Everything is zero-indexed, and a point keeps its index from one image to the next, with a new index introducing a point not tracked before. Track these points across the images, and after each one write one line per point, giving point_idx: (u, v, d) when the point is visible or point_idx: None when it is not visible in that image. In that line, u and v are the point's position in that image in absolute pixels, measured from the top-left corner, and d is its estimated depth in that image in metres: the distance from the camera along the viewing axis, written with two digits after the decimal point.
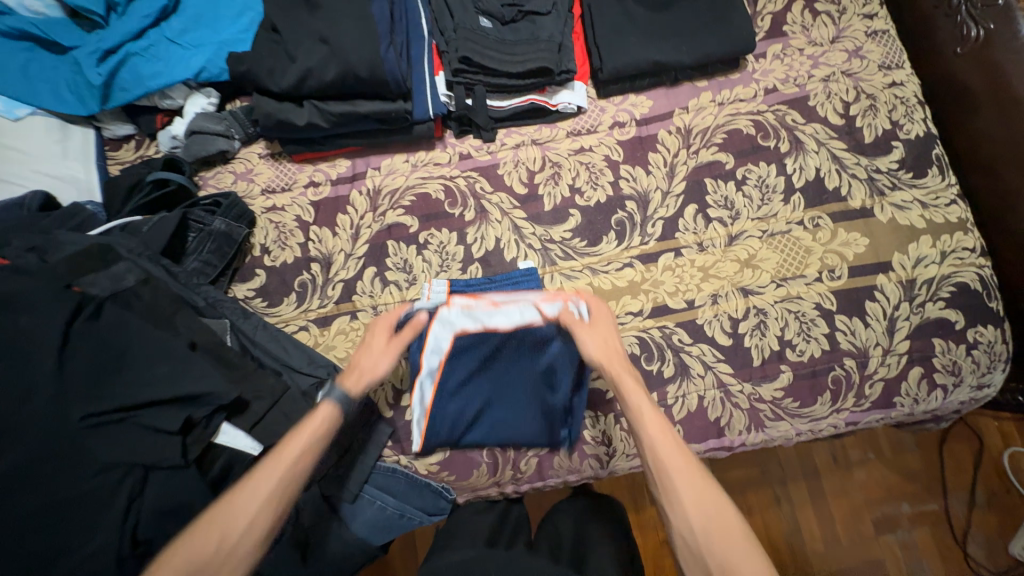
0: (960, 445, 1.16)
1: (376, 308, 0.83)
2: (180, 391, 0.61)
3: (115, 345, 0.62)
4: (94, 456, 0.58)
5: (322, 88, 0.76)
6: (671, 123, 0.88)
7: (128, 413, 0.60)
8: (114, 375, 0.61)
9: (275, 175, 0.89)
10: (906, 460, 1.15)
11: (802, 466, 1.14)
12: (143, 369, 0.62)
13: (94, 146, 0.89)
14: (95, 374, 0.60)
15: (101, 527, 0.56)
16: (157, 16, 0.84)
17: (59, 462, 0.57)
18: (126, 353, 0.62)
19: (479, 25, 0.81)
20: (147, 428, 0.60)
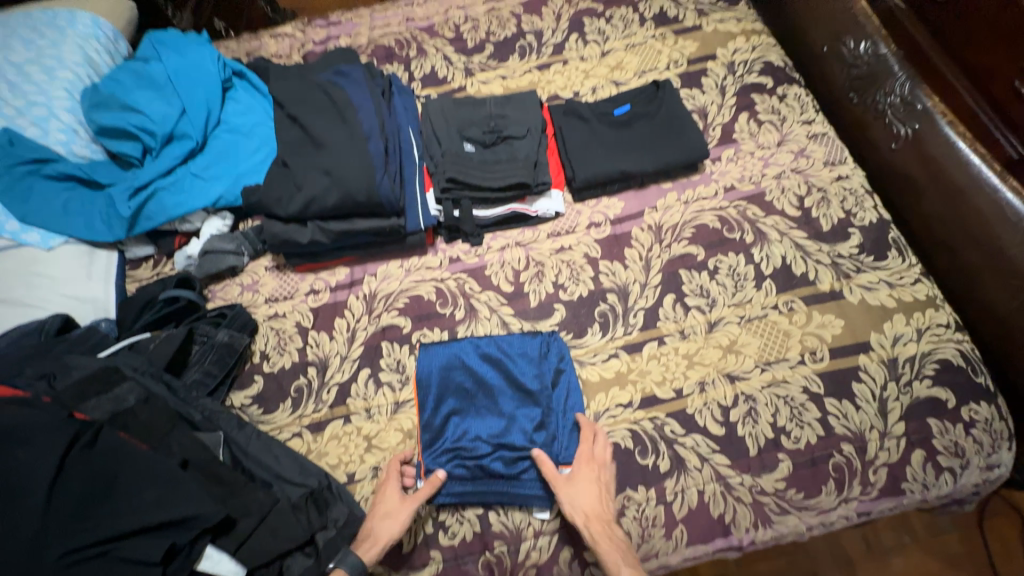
0: (1000, 525, 1.07)
1: (369, 411, 0.84)
2: (165, 517, 0.61)
3: (106, 472, 0.63)
4: None
5: (323, 211, 0.85)
6: (642, 221, 0.96)
7: (111, 544, 0.59)
8: (102, 504, 0.61)
9: (279, 285, 0.96)
10: (944, 544, 1.06)
11: (831, 555, 1.05)
12: (133, 494, 0.62)
13: (116, 267, 0.97)
14: (83, 503, 0.60)
15: None
16: (186, 156, 0.96)
17: None
18: (117, 479, 0.63)
19: (464, 150, 0.93)
20: (128, 560, 0.58)
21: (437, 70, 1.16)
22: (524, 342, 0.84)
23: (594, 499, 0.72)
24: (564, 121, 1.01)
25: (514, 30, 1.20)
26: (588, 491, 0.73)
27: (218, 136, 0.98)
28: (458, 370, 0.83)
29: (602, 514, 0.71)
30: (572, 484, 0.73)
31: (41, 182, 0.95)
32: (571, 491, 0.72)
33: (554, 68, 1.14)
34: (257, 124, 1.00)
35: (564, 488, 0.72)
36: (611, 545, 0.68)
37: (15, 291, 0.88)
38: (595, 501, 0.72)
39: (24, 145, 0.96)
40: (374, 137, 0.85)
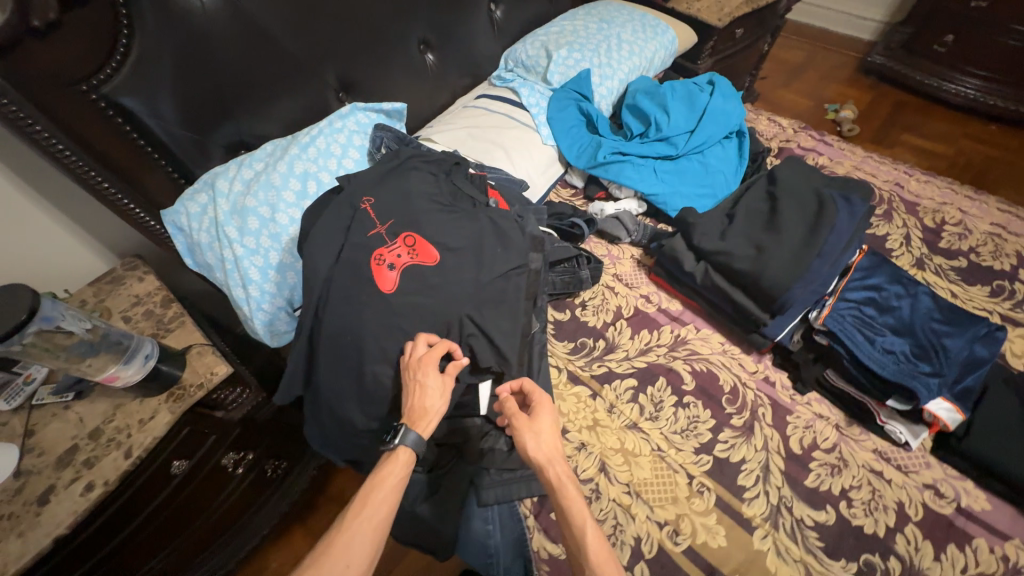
0: None
1: (612, 406, 0.95)
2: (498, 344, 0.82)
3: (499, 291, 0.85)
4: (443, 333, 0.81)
5: (726, 266, 0.95)
6: (1000, 544, 0.77)
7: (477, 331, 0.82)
8: (490, 308, 0.84)
9: (630, 273, 1.13)
10: None
11: None
12: (498, 316, 0.84)
13: (554, 181, 1.32)
14: (485, 301, 0.84)
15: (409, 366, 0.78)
16: (659, 155, 1.22)
17: (426, 322, 0.80)
18: (501, 300, 0.85)
19: (878, 326, 0.88)
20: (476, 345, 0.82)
21: (889, 239, 1.13)
22: (923, 320, 0.89)
23: (551, 439, 0.71)
24: (998, 388, 0.87)
25: (1005, 267, 1.07)
26: (539, 432, 0.71)
27: (688, 159, 1.20)
28: (861, 287, 0.93)
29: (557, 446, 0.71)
30: (529, 429, 0.72)
31: (574, 108, 1.35)
32: (529, 431, 0.72)
33: (1022, 331, 0.97)
34: (721, 171, 1.18)
35: (518, 429, 0.72)
36: (575, 510, 0.65)
37: (513, 151, 1.29)
38: (554, 435, 0.72)
39: (586, 84, 1.38)
40: (822, 258, 0.90)
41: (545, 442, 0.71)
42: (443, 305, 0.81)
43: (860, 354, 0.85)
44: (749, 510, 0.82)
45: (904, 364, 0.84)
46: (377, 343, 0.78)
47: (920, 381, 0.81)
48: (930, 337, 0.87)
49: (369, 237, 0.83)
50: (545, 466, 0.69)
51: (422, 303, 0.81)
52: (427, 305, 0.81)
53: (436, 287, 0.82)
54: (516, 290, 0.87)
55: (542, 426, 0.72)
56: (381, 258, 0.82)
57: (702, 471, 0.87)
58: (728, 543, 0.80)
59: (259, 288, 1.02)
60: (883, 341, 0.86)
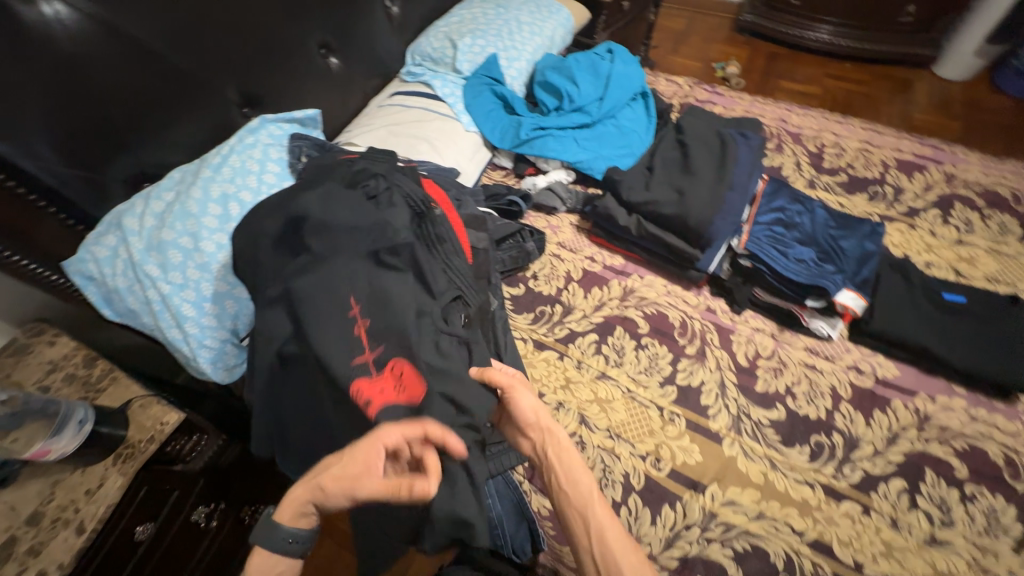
0: None
1: (580, 363, 1.00)
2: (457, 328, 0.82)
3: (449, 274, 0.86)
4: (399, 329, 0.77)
5: (654, 214, 1.04)
6: (911, 400, 0.92)
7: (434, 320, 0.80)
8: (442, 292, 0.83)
9: (571, 239, 1.19)
10: None
11: None
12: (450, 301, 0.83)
13: (482, 165, 1.35)
14: (436, 287, 0.83)
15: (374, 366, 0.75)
16: (577, 125, 1.28)
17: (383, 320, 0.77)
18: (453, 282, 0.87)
19: (787, 239, 1.00)
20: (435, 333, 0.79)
21: (784, 168, 1.28)
22: (819, 229, 1.03)
23: (532, 414, 0.75)
24: (888, 272, 1.01)
25: (876, 175, 1.25)
26: (522, 412, 0.75)
27: (603, 124, 1.28)
28: (768, 209, 1.04)
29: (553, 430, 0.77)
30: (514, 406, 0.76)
31: (488, 93, 1.39)
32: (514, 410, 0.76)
33: (897, 225, 1.15)
34: (634, 131, 1.27)
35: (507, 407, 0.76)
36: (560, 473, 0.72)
37: (438, 143, 1.30)
38: (535, 410, 0.75)
39: (495, 68, 1.42)
40: (733, 190, 1.00)
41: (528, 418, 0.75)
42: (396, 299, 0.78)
43: (779, 267, 0.96)
44: (715, 424, 0.91)
45: (815, 266, 0.96)
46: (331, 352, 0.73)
47: (828, 278, 0.94)
48: (828, 241, 1.01)
49: (306, 245, 0.80)
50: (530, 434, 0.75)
51: (374, 302, 0.77)
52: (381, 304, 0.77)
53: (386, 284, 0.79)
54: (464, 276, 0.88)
55: (523, 403, 0.76)
56: (358, 393, 0.70)
57: (669, 401, 0.95)
58: (703, 457, 0.88)
59: (197, 325, 0.95)
60: (794, 251, 0.97)
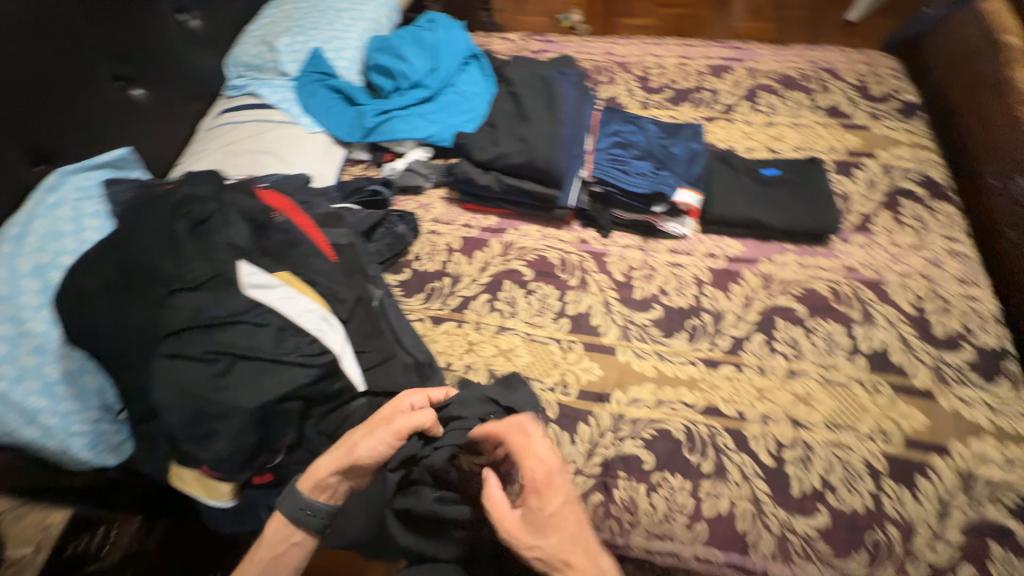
0: None
1: (478, 324, 1.04)
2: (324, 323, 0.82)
3: (310, 278, 0.85)
4: (261, 344, 0.75)
5: (507, 166, 1.08)
6: (756, 267, 1.07)
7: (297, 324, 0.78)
8: (302, 295, 0.82)
9: (444, 212, 1.21)
10: None
11: None
12: (310, 300, 0.82)
13: (339, 162, 1.30)
14: (293, 292, 0.80)
15: (252, 389, 0.72)
16: (420, 101, 1.28)
17: (244, 341, 0.74)
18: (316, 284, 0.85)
19: (626, 157, 1.09)
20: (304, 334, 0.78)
21: (619, 97, 1.39)
22: (652, 141, 1.13)
23: (548, 464, 0.70)
24: (717, 164, 1.14)
25: (695, 85, 1.39)
26: (537, 454, 0.71)
27: (445, 93, 1.29)
28: (605, 134, 1.13)
29: (571, 526, 0.66)
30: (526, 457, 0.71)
31: (323, 89, 1.34)
32: (529, 458, 0.71)
33: (719, 124, 1.30)
34: (476, 93, 1.29)
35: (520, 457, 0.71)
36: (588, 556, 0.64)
37: (282, 152, 1.23)
38: (551, 454, 0.72)
39: (323, 62, 1.37)
40: (567, 125, 1.07)
41: (542, 470, 0.70)
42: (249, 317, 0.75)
43: (624, 185, 1.06)
44: (607, 339, 1.00)
45: (653, 175, 1.06)
46: (196, 390, 0.71)
47: (665, 183, 1.05)
48: (661, 150, 1.12)
49: (141, 291, 0.75)
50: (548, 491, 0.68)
51: (225, 328, 0.74)
52: (233, 328, 0.74)
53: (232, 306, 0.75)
54: (324, 273, 0.86)
55: (535, 450, 0.72)
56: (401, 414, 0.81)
57: (565, 332, 1.02)
58: (603, 370, 0.97)
59: (54, 414, 0.84)
60: (634, 167, 1.07)
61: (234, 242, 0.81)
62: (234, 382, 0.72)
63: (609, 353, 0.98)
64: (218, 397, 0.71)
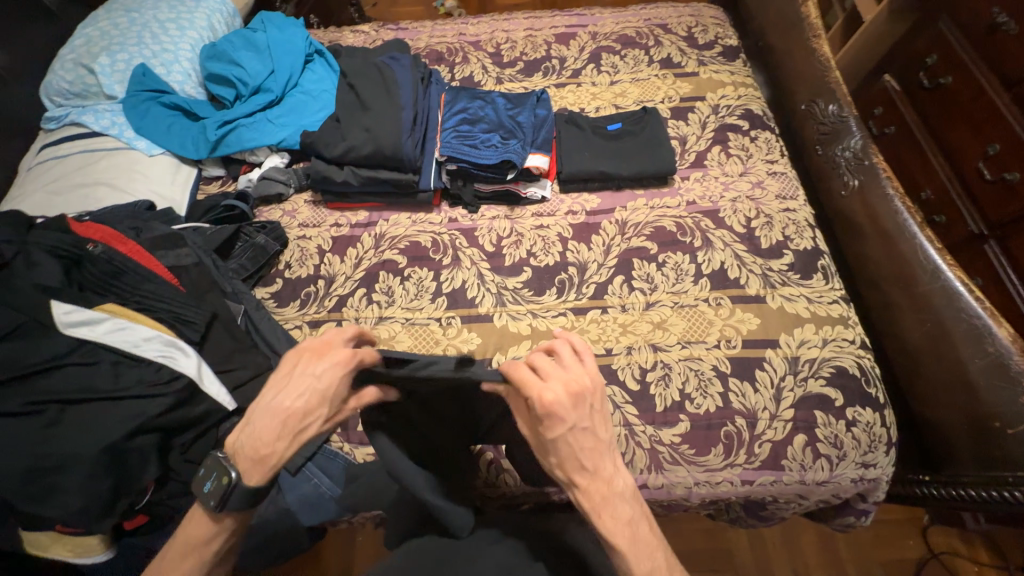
0: (890, 530, 1.38)
1: (358, 319, 1.04)
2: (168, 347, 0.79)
3: (149, 306, 0.83)
4: (96, 381, 0.73)
5: (358, 159, 1.08)
6: (612, 216, 1.15)
7: (135, 352, 0.77)
8: (139, 323, 0.80)
9: (311, 215, 1.19)
10: (835, 547, 1.36)
11: (752, 546, 1.36)
12: (149, 327, 0.80)
13: (193, 182, 1.22)
14: (127, 321, 0.79)
15: (92, 430, 0.70)
16: (266, 105, 1.24)
17: (76, 381, 0.73)
18: (156, 311, 0.83)
19: (474, 132, 1.12)
20: (145, 362, 0.77)
21: (474, 75, 1.41)
22: (500, 112, 1.17)
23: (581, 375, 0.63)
24: (564, 127, 1.21)
25: (543, 54, 1.45)
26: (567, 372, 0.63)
27: (292, 95, 1.25)
28: (453, 113, 1.15)
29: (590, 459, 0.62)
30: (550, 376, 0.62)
31: (156, 106, 1.24)
32: (556, 374, 0.62)
33: (568, 88, 1.37)
34: (324, 90, 1.26)
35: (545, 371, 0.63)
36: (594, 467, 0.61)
37: (120, 181, 1.15)
38: (582, 370, 0.64)
39: (151, 77, 1.26)
40: (407, 109, 1.09)
41: (573, 383, 0.62)
42: (80, 356, 0.75)
43: (474, 158, 1.09)
44: (483, 308, 1.04)
45: (501, 145, 1.10)
46: (28, 444, 0.68)
47: (513, 150, 1.09)
48: (508, 121, 1.16)
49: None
50: (578, 405, 0.61)
51: (54, 371, 0.73)
52: (61, 370, 0.73)
53: (56, 349, 0.74)
54: (163, 297, 0.84)
55: (558, 367, 0.63)
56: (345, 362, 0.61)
57: (444, 310, 1.05)
58: (483, 337, 1.01)
59: None
60: (482, 140, 1.10)
61: (51, 286, 0.79)
62: (71, 425, 0.70)
63: (487, 322, 1.03)
64: (53, 446, 0.68)
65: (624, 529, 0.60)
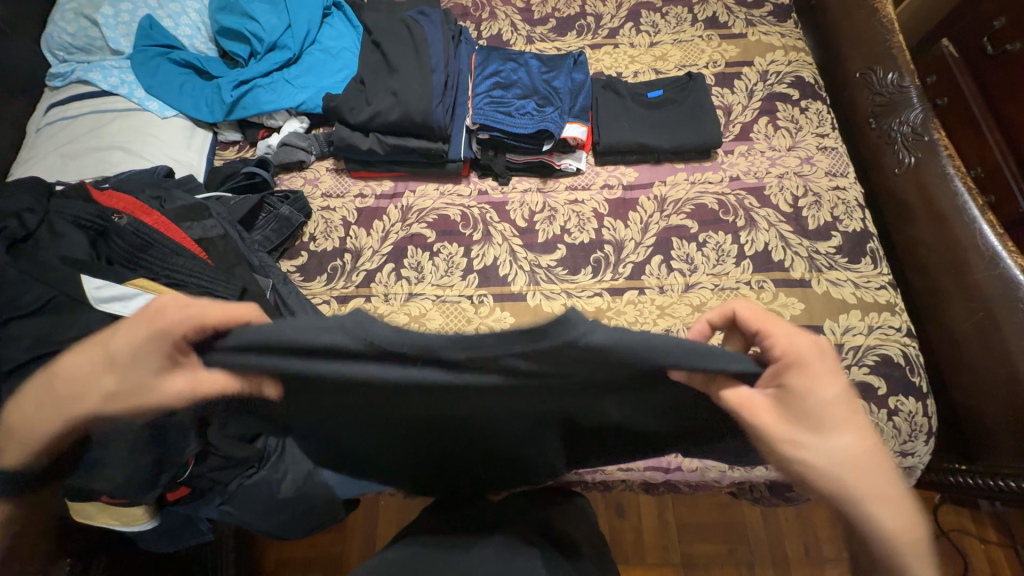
0: None
1: (387, 295, 1.01)
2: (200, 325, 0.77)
3: (179, 280, 0.80)
4: None
5: (385, 125, 1.02)
6: (650, 192, 1.09)
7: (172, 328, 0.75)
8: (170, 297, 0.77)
9: (334, 184, 1.14)
10: None
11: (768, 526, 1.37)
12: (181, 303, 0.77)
13: (210, 145, 1.17)
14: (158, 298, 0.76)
15: None
16: (282, 64, 1.16)
17: None
18: (185, 286, 0.80)
19: (507, 98, 1.05)
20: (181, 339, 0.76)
21: (502, 33, 1.31)
22: (535, 75, 1.09)
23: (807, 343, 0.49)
24: (601, 94, 1.13)
25: (578, 10, 1.33)
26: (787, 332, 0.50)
27: (310, 53, 1.17)
28: (484, 76, 1.07)
29: (866, 458, 0.48)
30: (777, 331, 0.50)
31: (166, 63, 1.17)
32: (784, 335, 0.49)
33: (604, 49, 1.27)
34: (343, 48, 1.18)
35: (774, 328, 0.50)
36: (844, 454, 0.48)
37: (134, 144, 1.09)
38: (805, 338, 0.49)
39: (159, 31, 1.18)
40: (438, 71, 1.02)
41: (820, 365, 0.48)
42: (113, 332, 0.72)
43: (508, 126, 1.02)
44: (516, 286, 1.01)
45: (538, 113, 1.03)
46: None
47: (550, 119, 1.02)
48: (544, 83, 1.08)
49: None
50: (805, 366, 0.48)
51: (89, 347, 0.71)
52: None
53: (90, 325, 0.72)
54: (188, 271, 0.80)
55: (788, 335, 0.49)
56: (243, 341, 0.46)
57: (476, 287, 1.02)
58: (517, 317, 0.98)
59: None
60: (515, 107, 1.03)
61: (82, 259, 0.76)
62: None
63: (519, 300, 1.00)
64: None
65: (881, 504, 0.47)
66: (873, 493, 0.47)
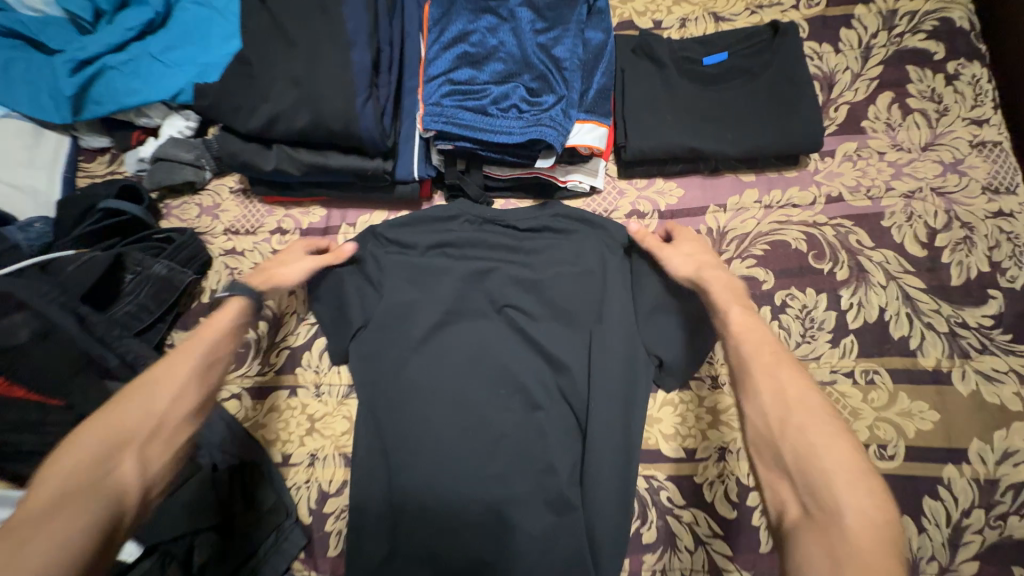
0: None
1: (318, 388, 0.72)
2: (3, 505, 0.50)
3: None
4: None
5: (290, 135, 0.65)
6: (702, 222, 0.72)
7: None
8: None
9: (242, 215, 0.79)
10: None
11: None
12: None
13: (66, 156, 0.82)
14: None
15: None
16: (144, 29, 0.77)
17: None
18: None
19: (479, 83, 0.66)
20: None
21: None
22: (531, 34, 0.66)
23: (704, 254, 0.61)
24: (630, 65, 0.73)
25: None
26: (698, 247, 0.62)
27: (185, 9, 0.79)
28: (443, 41, 0.67)
29: (767, 352, 0.47)
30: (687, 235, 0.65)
31: None
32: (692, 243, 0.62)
33: None
34: None
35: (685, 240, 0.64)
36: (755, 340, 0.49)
37: None
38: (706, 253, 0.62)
39: None
40: (361, 46, 0.63)
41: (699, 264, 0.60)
42: None
43: (479, 133, 0.64)
44: None
45: (529, 110, 0.64)
46: None
47: (551, 122, 0.63)
48: (544, 50, 0.66)
49: None
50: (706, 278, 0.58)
51: None
52: None
53: None
54: None
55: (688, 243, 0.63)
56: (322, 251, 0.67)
57: None
58: None
59: None
60: (490, 100, 0.65)
61: None
62: None
63: None
64: None
65: (779, 392, 0.44)
66: (775, 389, 0.45)
